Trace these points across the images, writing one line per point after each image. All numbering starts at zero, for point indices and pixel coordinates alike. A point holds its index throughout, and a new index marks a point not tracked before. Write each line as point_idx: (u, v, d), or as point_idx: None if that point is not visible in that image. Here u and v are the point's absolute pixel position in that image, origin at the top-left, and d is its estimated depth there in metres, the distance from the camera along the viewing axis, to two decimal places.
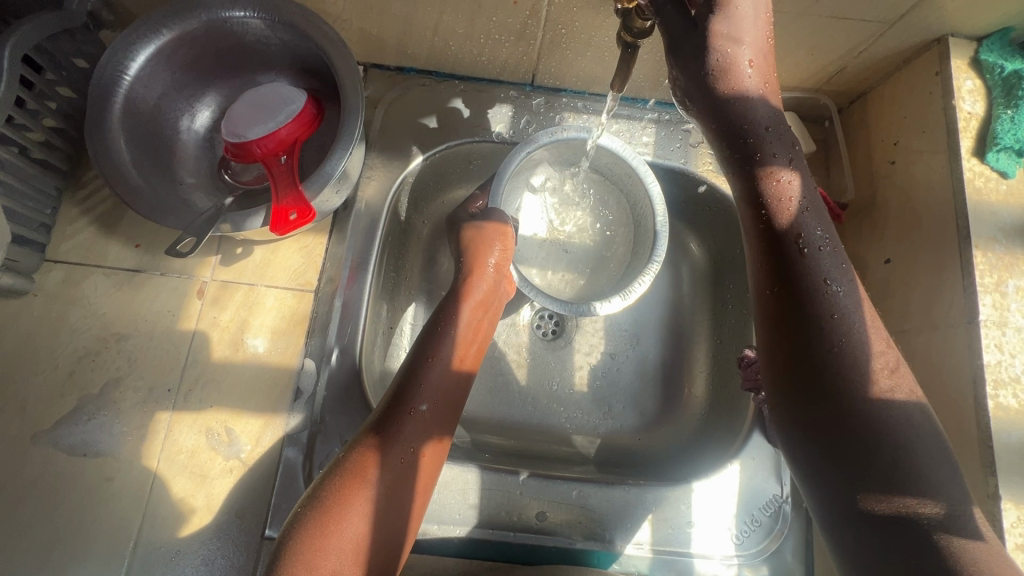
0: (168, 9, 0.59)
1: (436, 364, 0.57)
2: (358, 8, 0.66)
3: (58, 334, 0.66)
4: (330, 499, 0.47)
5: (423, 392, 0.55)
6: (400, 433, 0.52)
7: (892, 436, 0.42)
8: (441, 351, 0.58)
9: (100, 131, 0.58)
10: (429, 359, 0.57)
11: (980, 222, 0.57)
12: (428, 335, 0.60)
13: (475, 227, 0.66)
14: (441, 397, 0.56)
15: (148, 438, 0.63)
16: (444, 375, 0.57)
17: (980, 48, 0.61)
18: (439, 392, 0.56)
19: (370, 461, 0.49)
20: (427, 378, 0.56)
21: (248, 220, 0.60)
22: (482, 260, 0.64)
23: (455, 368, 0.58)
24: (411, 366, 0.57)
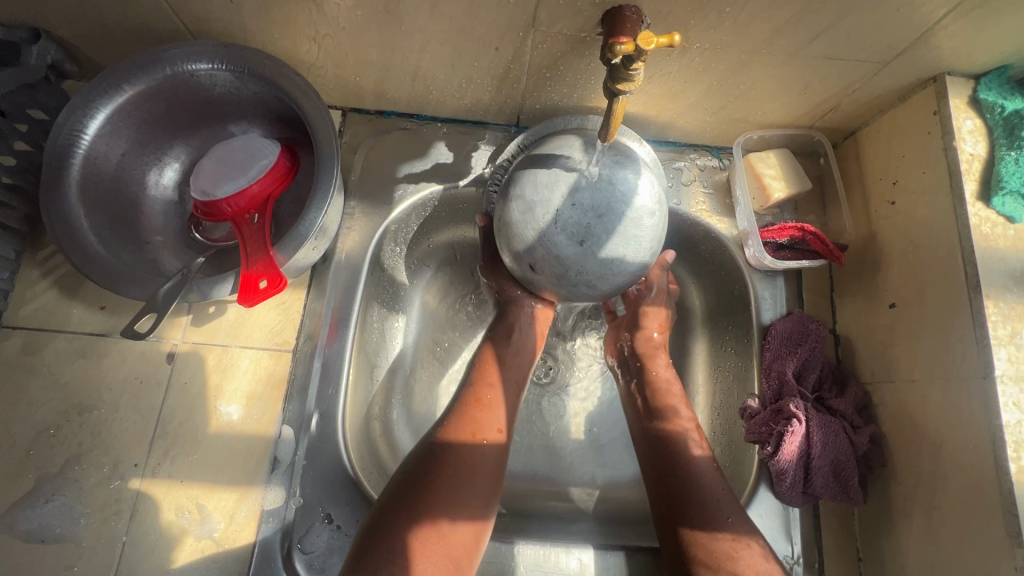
0: (129, 64, 0.56)
1: (470, 450, 0.55)
2: (334, 56, 0.64)
3: (14, 408, 0.61)
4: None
5: (448, 479, 0.52)
6: (428, 509, 0.50)
7: (706, 487, 0.57)
8: (462, 422, 0.56)
9: (57, 197, 0.55)
10: (468, 443, 0.55)
11: (990, 270, 0.54)
12: (461, 415, 0.57)
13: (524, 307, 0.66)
14: (476, 475, 0.53)
15: (112, 519, 0.59)
16: (485, 460, 0.55)
17: (978, 86, 0.59)
18: (477, 473, 0.54)
19: (390, 534, 0.48)
20: (452, 449, 0.54)
21: (216, 288, 0.56)
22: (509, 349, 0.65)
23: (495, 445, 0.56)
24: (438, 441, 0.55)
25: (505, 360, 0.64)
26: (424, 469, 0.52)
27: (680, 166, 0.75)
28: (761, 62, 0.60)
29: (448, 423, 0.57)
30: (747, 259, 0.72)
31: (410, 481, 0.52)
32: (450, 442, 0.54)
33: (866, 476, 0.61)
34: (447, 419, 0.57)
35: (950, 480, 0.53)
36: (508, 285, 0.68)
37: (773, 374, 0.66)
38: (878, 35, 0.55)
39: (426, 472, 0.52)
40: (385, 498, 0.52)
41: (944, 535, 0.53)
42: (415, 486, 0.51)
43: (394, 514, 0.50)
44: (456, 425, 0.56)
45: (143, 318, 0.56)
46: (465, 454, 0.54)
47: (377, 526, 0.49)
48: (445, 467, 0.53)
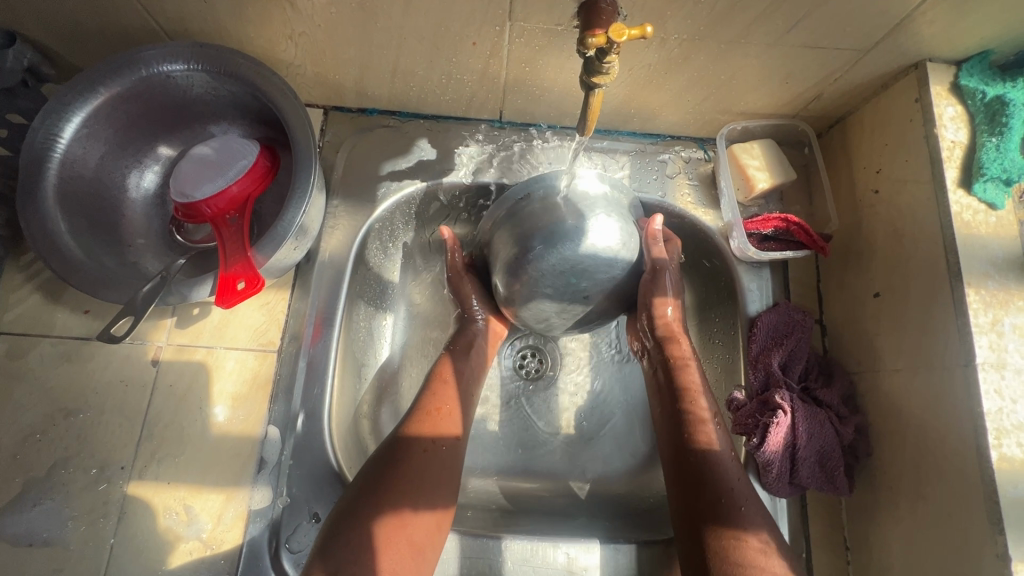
0: (105, 67, 0.56)
1: (429, 451, 0.58)
2: (311, 55, 0.63)
3: (1, 414, 0.61)
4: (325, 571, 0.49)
5: (410, 473, 0.56)
6: (389, 500, 0.53)
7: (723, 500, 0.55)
8: (428, 423, 0.60)
9: (34, 201, 0.54)
10: (420, 444, 0.58)
11: (972, 257, 0.54)
12: (409, 419, 0.61)
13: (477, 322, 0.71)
14: (434, 473, 0.57)
15: (101, 521, 0.59)
16: (432, 460, 0.58)
17: (959, 73, 0.59)
18: (431, 471, 0.57)
19: (356, 522, 0.52)
20: (413, 449, 0.57)
21: (196, 290, 0.56)
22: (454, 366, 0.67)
23: (441, 447, 0.59)
24: (399, 437, 0.59)
25: (446, 370, 0.66)
26: (383, 465, 0.56)
27: (664, 159, 0.75)
28: (740, 52, 0.59)
29: (411, 423, 0.60)
30: (732, 251, 0.71)
31: (373, 474, 0.55)
32: (402, 442, 0.58)
33: (852, 465, 0.61)
34: (407, 420, 0.61)
35: (933, 468, 0.53)
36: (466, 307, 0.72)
37: (760, 365, 0.66)
38: (858, 22, 0.54)
39: (388, 465, 0.56)
40: (351, 493, 0.55)
41: (927, 523, 0.53)
42: (380, 480, 0.55)
43: (357, 507, 0.53)
44: (407, 427, 0.60)
45: (119, 322, 0.56)
46: (419, 453, 0.57)
47: (342, 516, 0.53)
48: (405, 462, 0.56)
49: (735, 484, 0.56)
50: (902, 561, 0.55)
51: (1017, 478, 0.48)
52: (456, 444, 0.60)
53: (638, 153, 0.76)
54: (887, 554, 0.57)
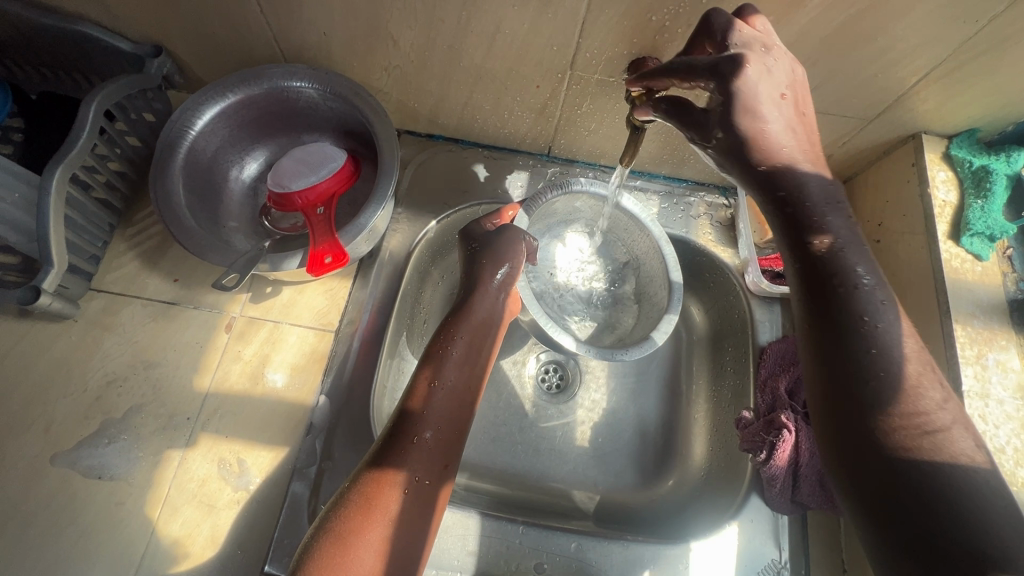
0: (236, 77, 0.68)
1: (438, 388, 0.58)
2: (399, 85, 0.76)
3: (90, 360, 0.69)
4: (344, 520, 0.48)
5: (427, 419, 0.55)
6: (382, 501, 0.50)
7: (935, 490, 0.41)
8: (429, 411, 0.56)
9: (163, 178, 0.65)
10: (433, 383, 0.58)
11: (959, 298, 0.61)
12: (406, 407, 0.56)
13: (488, 243, 0.66)
14: (430, 468, 0.53)
15: (162, 464, 0.65)
16: (444, 405, 0.57)
17: (950, 145, 0.68)
18: (430, 462, 0.54)
19: (350, 532, 0.47)
20: (431, 397, 0.57)
21: (285, 261, 0.65)
22: (472, 304, 0.63)
23: (455, 393, 0.58)
24: (413, 387, 0.58)
25: (466, 312, 0.63)
26: (404, 413, 0.56)
27: (691, 202, 0.86)
28: None
29: (430, 367, 0.59)
30: (747, 285, 0.80)
31: (390, 437, 0.54)
32: (404, 429, 0.55)
33: None
34: (424, 367, 0.60)
35: None
36: (487, 269, 0.65)
37: (767, 388, 0.73)
38: (861, 95, 0.65)
39: (405, 414, 0.56)
40: (358, 474, 0.52)
41: None
42: (400, 428, 0.55)
43: (354, 511, 0.49)
44: (408, 414, 0.55)
45: (231, 275, 0.64)
46: (432, 402, 0.56)
47: (352, 499, 0.50)
48: (421, 415, 0.55)
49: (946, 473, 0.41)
50: None
51: None
52: (463, 390, 0.59)
53: (667, 195, 0.87)
54: None
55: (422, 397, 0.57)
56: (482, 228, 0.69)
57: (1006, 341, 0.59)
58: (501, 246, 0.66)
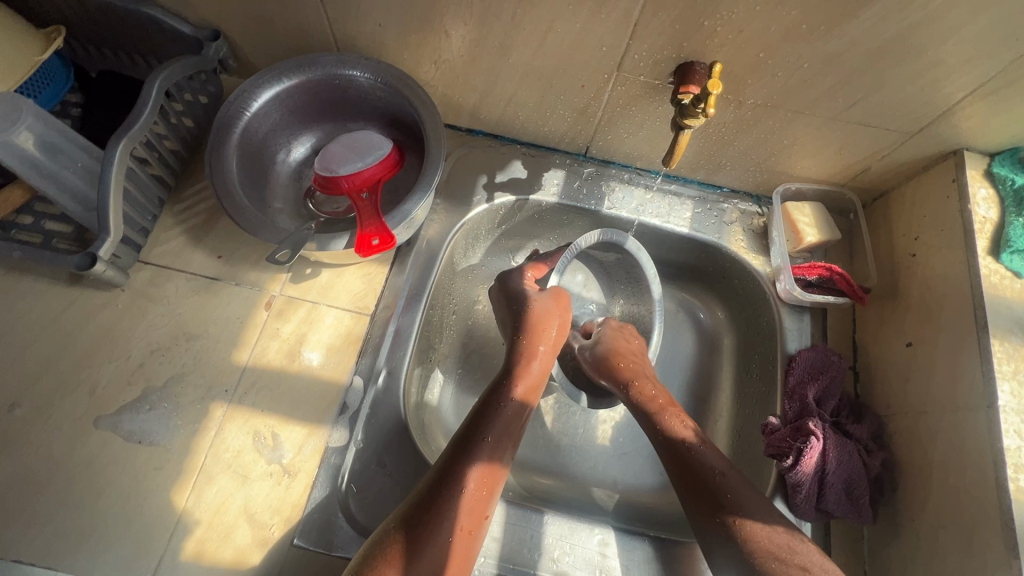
0: (292, 63, 0.70)
1: (486, 443, 0.63)
2: (446, 78, 0.77)
3: (135, 329, 0.71)
4: (379, 558, 0.54)
5: (471, 474, 0.60)
6: (412, 549, 0.55)
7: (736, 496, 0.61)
8: (476, 462, 0.61)
9: (219, 155, 0.67)
10: (483, 438, 0.63)
11: (997, 314, 0.62)
12: (456, 453, 0.62)
13: (539, 305, 0.74)
14: (469, 517, 0.59)
15: (199, 433, 0.67)
16: (487, 461, 0.62)
17: (992, 162, 0.69)
18: (472, 509, 0.59)
19: (391, 571, 0.53)
20: (478, 454, 0.62)
21: (332, 242, 0.66)
22: (528, 366, 0.70)
23: (498, 450, 0.63)
24: (464, 439, 0.63)
25: (523, 372, 0.69)
26: (451, 463, 0.61)
27: (725, 208, 0.86)
28: (804, 122, 0.71)
29: (481, 423, 0.65)
30: (778, 293, 0.80)
31: (435, 487, 0.59)
32: (448, 480, 0.60)
33: (877, 501, 0.66)
34: (475, 423, 0.65)
35: (956, 499, 0.59)
36: (535, 332, 0.72)
37: (796, 396, 0.72)
38: (906, 109, 0.66)
39: (451, 465, 0.61)
40: (400, 516, 0.58)
41: (949, 553, 0.58)
42: (444, 480, 0.60)
43: (398, 552, 0.55)
44: (457, 461, 0.61)
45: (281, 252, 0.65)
46: (477, 457, 0.61)
47: (388, 543, 0.55)
48: (463, 471, 0.60)
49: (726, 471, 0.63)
50: None
51: None
52: (506, 449, 0.64)
53: (700, 200, 0.87)
54: None
55: (469, 450, 0.62)
56: (521, 290, 0.76)
57: None
58: (550, 314, 0.74)
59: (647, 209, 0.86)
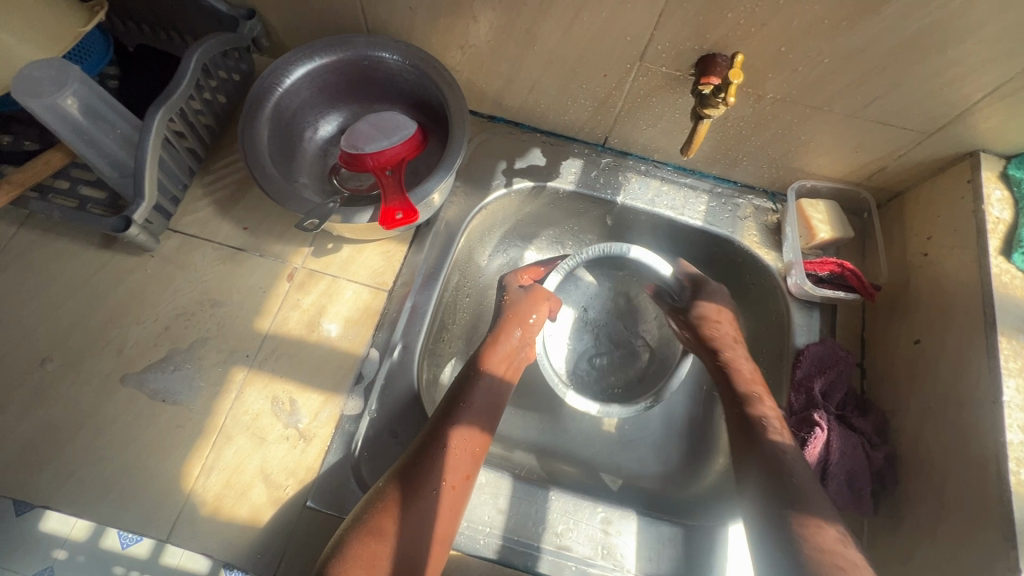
0: (324, 42, 0.73)
1: (467, 409, 0.66)
2: (471, 64, 0.79)
3: (162, 293, 0.74)
4: (369, 520, 0.57)
5: (451, 437, 0.63)
6: (398, 507, 0.58)
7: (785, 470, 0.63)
8: (459, 427, 0.64)
9: (251, 127, 0.69)
10: (463, 406, 0.66)
11: (1006, 312, 0.62)
12: (442, 417, 0.65)
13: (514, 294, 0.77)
14: (454, 474, 0.62)
15: (221, 395, 0.69)
16: (467, 428, 0.65)
17: (1008, 165, 0.69)
18: (456, 469, 0.62)
19: (384, 520, 0.57)
20: (459, 419, 0.65)
21: (356, 215, 0.68)
22: (501, 342, 0.73)
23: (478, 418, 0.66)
24: (446, 408, 0.67)
25: (496, 345, 0.73)
26: (433, 428, 0.64)
27: (739, 203, 0.87)
28: (822, 119, 0.72)
29: (461, 394, 0.68)
30: (789, 288, 0.81)
31: (419, 451, 0.62)
32: (430, 444, 0.63)
33: (879, 491, 0.68)
34: (456, 393, 0.68)
35: (958, 492, 0.59)
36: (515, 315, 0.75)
37: (802, 388, 0.73)
38: (924, 109, 0.67)
39: (434, 431, 0.64)
40: (387, 480, 0.61)
41: (950, 543, 0.58)
42: (426, 444, 0.63)
43: (391, 503, 0.58)
44: (439, 427, 0.64)
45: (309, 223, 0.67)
46: (455, 422, 0.65)
47: (378, 505, 0.58)
48: (443, 433, 0.63)
49: (782, 444, 0.65)
50: None
51: None
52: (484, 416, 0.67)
53: (715, 194, 0.88)
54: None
55: (448, 416, 0.65)
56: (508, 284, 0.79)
57: None
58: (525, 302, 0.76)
59: (662, 200, 0.87)
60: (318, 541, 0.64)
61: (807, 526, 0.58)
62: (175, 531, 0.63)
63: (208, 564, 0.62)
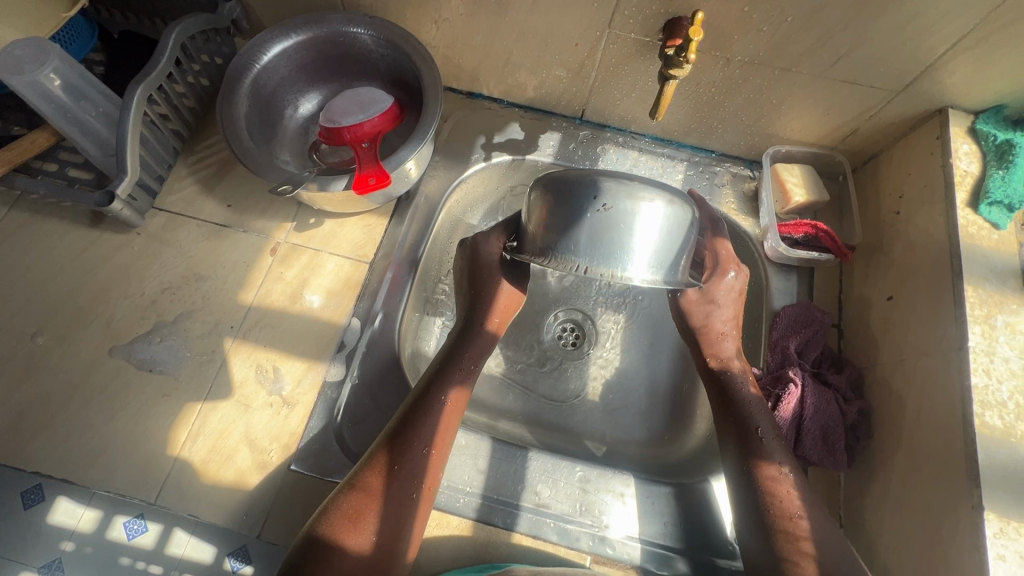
0: (299, 19, 0.74)
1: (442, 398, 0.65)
2: (446, 38, 0.81)
3: (148, 268, 0.76)
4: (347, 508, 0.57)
5: (426, 426, 0.62)
6: (375, 498, 0.58)
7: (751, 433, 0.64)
8: (434, 415, 0.63)
9: (229, 102, 0.71)
10: (438, 394, 0.65)
11: (972, 262, 0.63)
12: (427, 382, 0.66)
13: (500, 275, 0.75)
14: (441, 436, 0.63)
15: (206, 364, 0.71)
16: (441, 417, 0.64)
17: (976, 120, 0.70)
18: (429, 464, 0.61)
19: (363, 504, 0.57)
20: (434, 406, 0.64)
21: (332, 183, 0.70)
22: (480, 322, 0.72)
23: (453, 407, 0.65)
24: (420, 395, 0.65)
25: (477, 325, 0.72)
26: (408, 416, 0.63)
27: (716, 171, 0.88)
28: (791, 80, 0.73)
29: (435, 381, 0.66)
30: (765, 252, 0.81)
31: (394, 440, 0.61)
32: (405, 433, 0.61)
33: (854, 446, 0.68)
34: (429, 378, 0.67)
35: (927, 438, 0.60)
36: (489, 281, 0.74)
37: (777, 348, 0.74)
38: (889, 66, 0.67)
39: (407, 421, 0.62)
40: (362, 468, 0.60)
41: (920, 488, 0.59)
42: (401, 433, 0.62)
43: (383, 465, 0.60)
44: (413, 416, 0.63)
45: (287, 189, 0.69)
46: (431, 411, 0.63)
47: (355, 493, 0.58)
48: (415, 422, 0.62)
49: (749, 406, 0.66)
50: (889, 528, 0.62)
51: (997, 444, 0.55)
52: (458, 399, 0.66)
53: (693, 163, 0.89)
54: (877, 525, 0.63)
55: (422, 403, 0.64)
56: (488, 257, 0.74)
57: (1017, 305, 0.60)
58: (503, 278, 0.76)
59: (639, 170, 0.88)
60: (301, 502, 0.65)
61: (768, 486, 0.61)
62: (164, 494, 0.65)
63: (214, 554, 0.63)
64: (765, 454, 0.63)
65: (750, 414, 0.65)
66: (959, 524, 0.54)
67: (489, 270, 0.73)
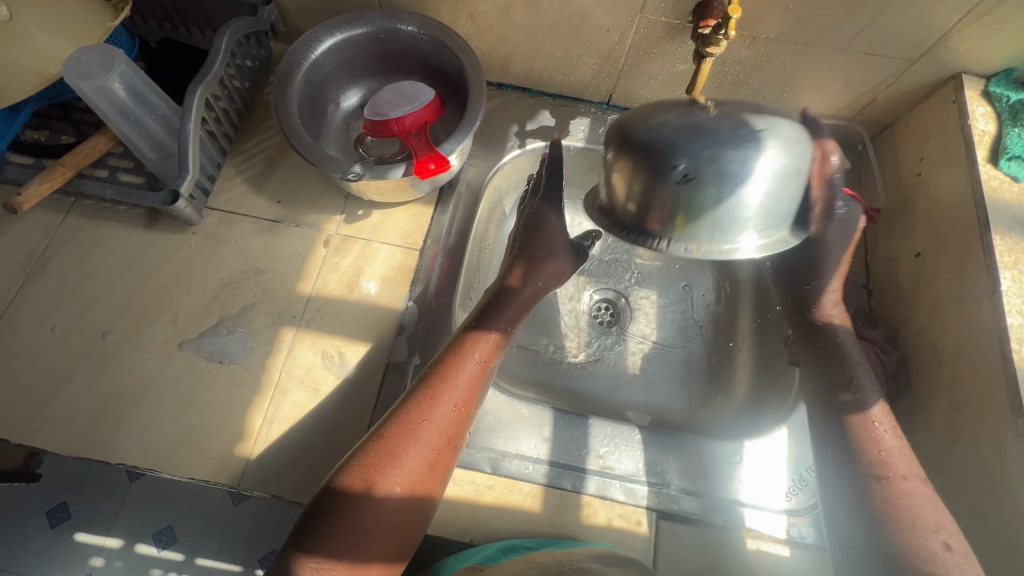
0: (342, 18, 0.77)
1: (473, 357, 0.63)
2: (480, 32, 0.84)
3: (207, 265, 0.78)
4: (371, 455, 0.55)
5: (455, 383, 0.60)
6: (400, 450, 0.56)
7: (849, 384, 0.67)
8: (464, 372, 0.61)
9: (283, 98, 0.73)
10: (469, 351, 0.63)
11: (997, 213, 0.68)
12: (460, 338, 0.65)
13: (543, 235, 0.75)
14: (468, 394, 0.61)
15: (273, 353, 0.74)
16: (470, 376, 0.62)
17: (989, 84, 0.75)
18: (455, 422, 0.59)
19: (385, 455, 0.55)
20: (466, 364, 0.62)
21: (390, 170, 0.73)
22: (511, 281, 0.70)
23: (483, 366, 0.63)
24: (450, 351, 0.63)
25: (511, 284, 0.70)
26: (441, 373, 0.61)
27: None
28: (813, 55, 0.77)
29: (467, 338, 0.64)
30: None
31: (424, 394, 0.60)
32: (435, 387, 0.60)
33: (895, 394, 0.72)
34: (461, 335, 0.65)
35: (968, 378, 0.65)
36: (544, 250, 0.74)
37: None
38: (908, 36, 0.72)
39: (437, 377, 0.61)
40: (389, 419, 0.58)
41: (965, 425, 0.64)
42: (432, 388, 0.60)
43: (409, 419, 0.58)
44: (444, 372, 0.61)
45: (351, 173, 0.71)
46: (460, 367, 0.61)
47: (380, 442, 0.56)
48: (447, 379, 0.61)
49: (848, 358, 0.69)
50: (937, 464, 0.66)
51: None
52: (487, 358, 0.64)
53: None
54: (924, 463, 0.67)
55: (455, 361, 0.62)
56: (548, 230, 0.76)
57: None
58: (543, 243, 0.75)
59: None
60: None
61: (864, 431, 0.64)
62: (246, 477, 0.68)
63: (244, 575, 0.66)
64: (860, 404, 0.65)
65: (852, 367, 0.68)
66: (1006, 452, 0.58)
67: (552, 243, 0.75)
